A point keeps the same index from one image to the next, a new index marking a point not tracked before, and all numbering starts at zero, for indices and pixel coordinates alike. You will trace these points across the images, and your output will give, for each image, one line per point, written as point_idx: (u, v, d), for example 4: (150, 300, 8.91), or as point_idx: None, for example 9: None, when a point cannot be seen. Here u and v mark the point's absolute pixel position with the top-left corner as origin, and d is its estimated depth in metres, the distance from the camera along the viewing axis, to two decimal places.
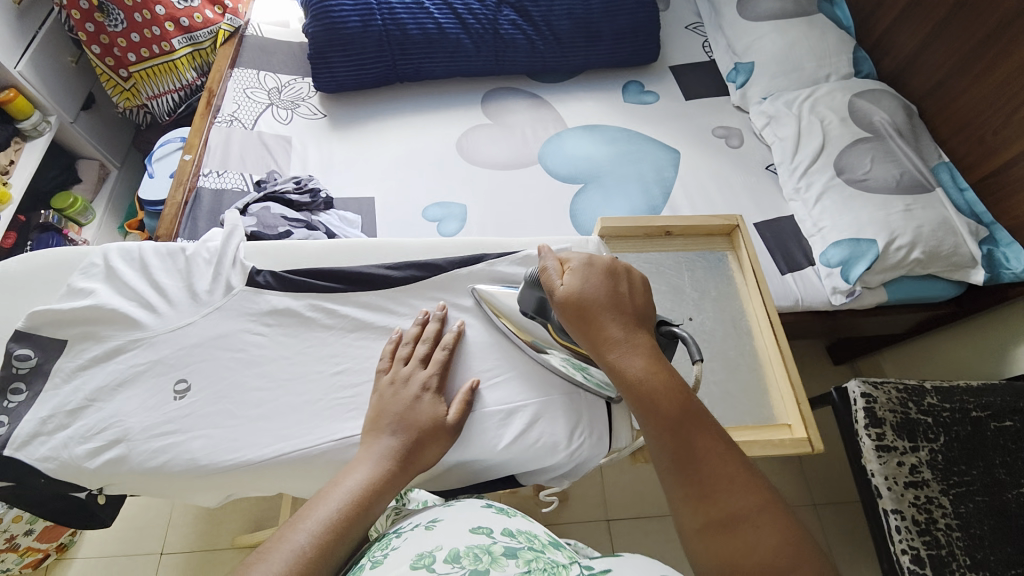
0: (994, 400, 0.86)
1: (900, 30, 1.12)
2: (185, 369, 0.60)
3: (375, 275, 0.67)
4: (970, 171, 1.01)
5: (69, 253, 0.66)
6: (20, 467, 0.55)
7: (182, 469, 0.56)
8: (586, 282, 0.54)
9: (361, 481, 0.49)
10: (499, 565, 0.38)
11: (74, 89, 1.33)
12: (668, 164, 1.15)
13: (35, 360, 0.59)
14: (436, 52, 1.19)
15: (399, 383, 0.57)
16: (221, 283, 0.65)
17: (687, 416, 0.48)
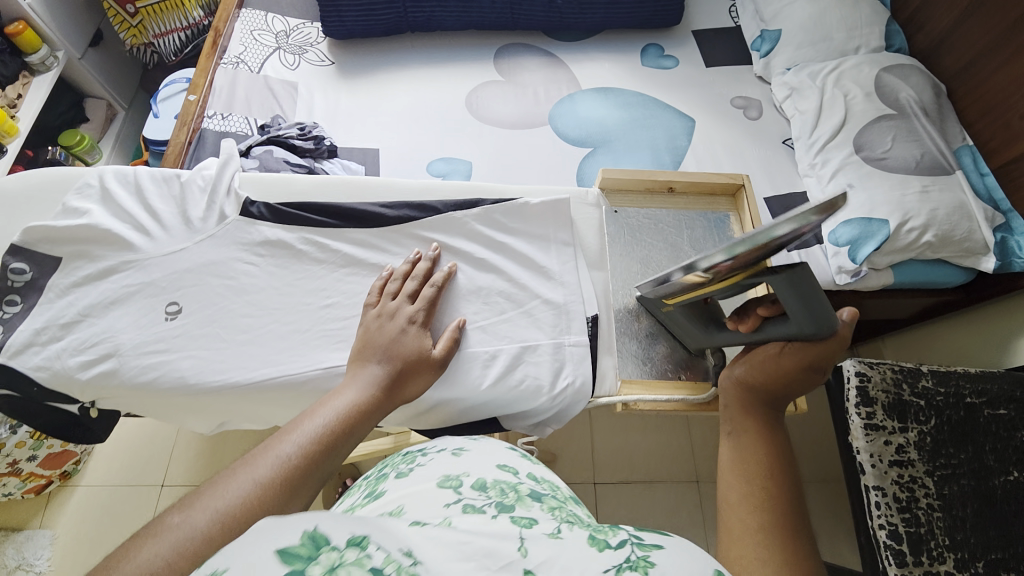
0: (990, 387, 0.86)
1: (937, 2, 1.06)
2: (176, 292, 0.61)
3: (370, 214, 0.67)
4: (993, 155, 0.97)
5: (64, 172, 0.66)
6: (14, 375, 0.57)
7: (171, 386, 0.57)
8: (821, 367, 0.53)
9: (347, 403, 0.48)
10: (524, 505, 0.35)
11: (82, 24, 1.31)
12: (681, 133, 1.12)
13: (29, 274, 0.60)
14: (449, 2, 1.14)
15: (386, 316, 0.57)
16: (215, 211, 0.65)
17: (774, 465, 0.48)
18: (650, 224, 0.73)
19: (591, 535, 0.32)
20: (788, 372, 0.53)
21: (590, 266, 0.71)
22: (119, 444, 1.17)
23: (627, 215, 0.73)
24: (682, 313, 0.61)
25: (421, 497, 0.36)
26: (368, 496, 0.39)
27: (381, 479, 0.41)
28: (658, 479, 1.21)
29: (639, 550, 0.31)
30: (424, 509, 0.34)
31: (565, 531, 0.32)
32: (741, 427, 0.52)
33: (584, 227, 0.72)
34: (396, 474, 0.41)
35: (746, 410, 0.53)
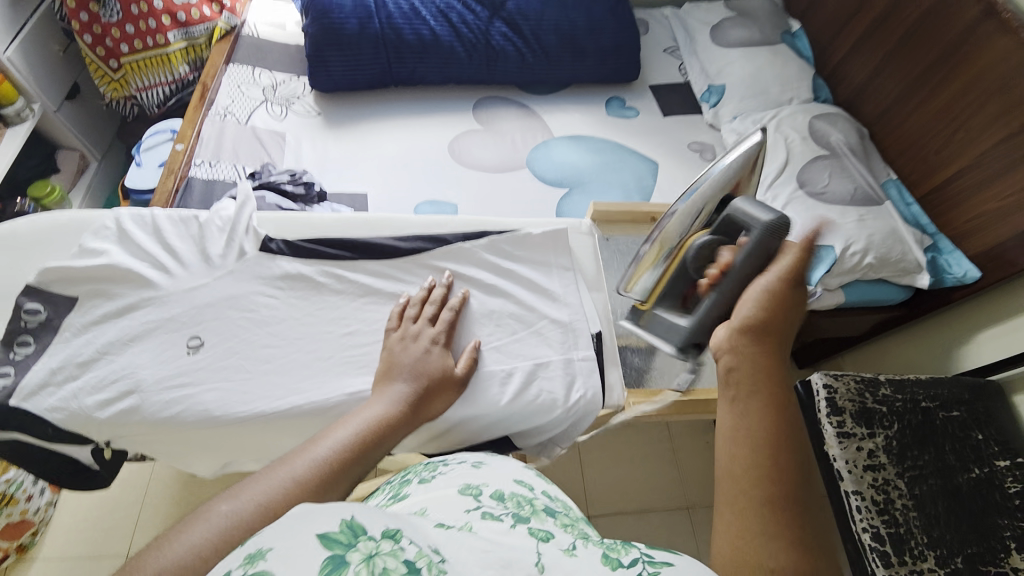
0: (942, 391, 0.94)
1: (853, 60, 1.25)
2: (197, 326, 0.64)
3: (385, 247, 0.71)
4: (916, 187, 1.11)
5: (77, 215, 0.69)
6: (32, 417, 0.58)
7: (195, 419, 0.59)
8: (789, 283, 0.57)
9: (372, 419, 0.52)
10: (539, 518, 0.38)
11: (60, 78, 1.32)
12: (647, 173, 1.23)
13: (44, 314, 0.63)
14: (429, 58, 1.22)
15: (408, 339, 0.62)
16: (233, 249, 0.69)
17: (776, 430, 0.48)
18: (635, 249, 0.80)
19: (604, 554, 0.35)
20: (766, 310, 0.55)
21: (590, 288, 0.76)
22: (82, 510, 1.08)
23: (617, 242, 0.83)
24: (667, 305, 0.71)
25: (445, 502, 0.40)
26: (394, 497, 0.44)
27: (404, 483, 0.46)
28: (651, 507, 1.22)
29: (649, 566, 0.34)
30: (449, 514, 0.38)
31: (580, 548, 0.36)
32: (760, 395, 0.49)
33: (581, 254, 0.78)
34: (418, 479, 0.46)
35: (763, 379, 0.50)
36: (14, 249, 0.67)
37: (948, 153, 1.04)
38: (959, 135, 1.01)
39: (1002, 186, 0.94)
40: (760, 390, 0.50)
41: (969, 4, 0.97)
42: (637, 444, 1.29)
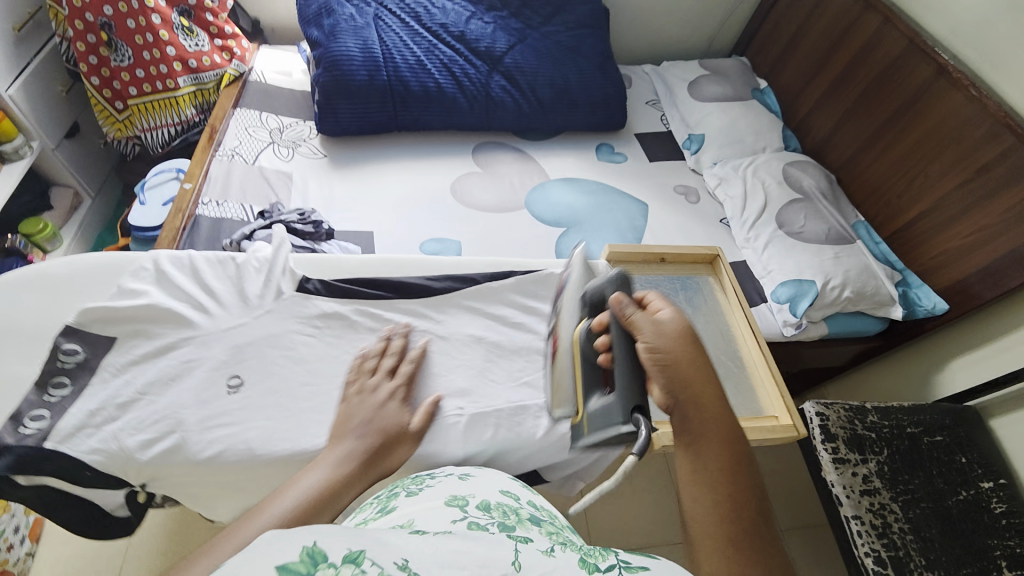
0: (925, 417, 1.01)
1: (817, 115, 1.38)
2: (238, 366, 0.64)
3: (417, 286, 0.74)
4: (882, 228, 1.22)
5: (116, 256, 0.70)
6: (65, 460, 0.57)
7: (238, 459, 0.59)
8: (669, 329, 0.56)
9: (319, 481, 0.54)
10: (523, 526, 0.42)
11: (61, 118, 1.32)
12: (637, 214, 1.30)
13: (82, 355, 0.63)
14: (433, 106, 1.29)
15: (366, 393, 0.62)
16: (272, 288, 0.71)
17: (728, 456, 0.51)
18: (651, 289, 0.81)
19: (582, 558, 0.36)
20: (676, 353, 0.55)
21: None
22: (57, 565, 1.01)
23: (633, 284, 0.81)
24: (594, 396, 0.60)
25: (432, 513, 0.43)
26: (382, 510, 0.46)
27: (392, 497, 0.49)
28: (657, 544, 1.21)
29: (624, 570, 0.35)
30: (437, 522, 0.41)
31: (559, 550, 0.37)
32: (706, 449, 0.51)
33: None
34: (405, 492, 0.49)
35: (703, 410, 0.53)
36: (49, 287, 0.67)
37: (909, 197, 1.15)
38: (918, 182, 1.13)
39: (963, 226, 1.04)
40: (705, 444, 0.51)
41: (919, 66, 1.12)
42: (639, 479, 1.30)
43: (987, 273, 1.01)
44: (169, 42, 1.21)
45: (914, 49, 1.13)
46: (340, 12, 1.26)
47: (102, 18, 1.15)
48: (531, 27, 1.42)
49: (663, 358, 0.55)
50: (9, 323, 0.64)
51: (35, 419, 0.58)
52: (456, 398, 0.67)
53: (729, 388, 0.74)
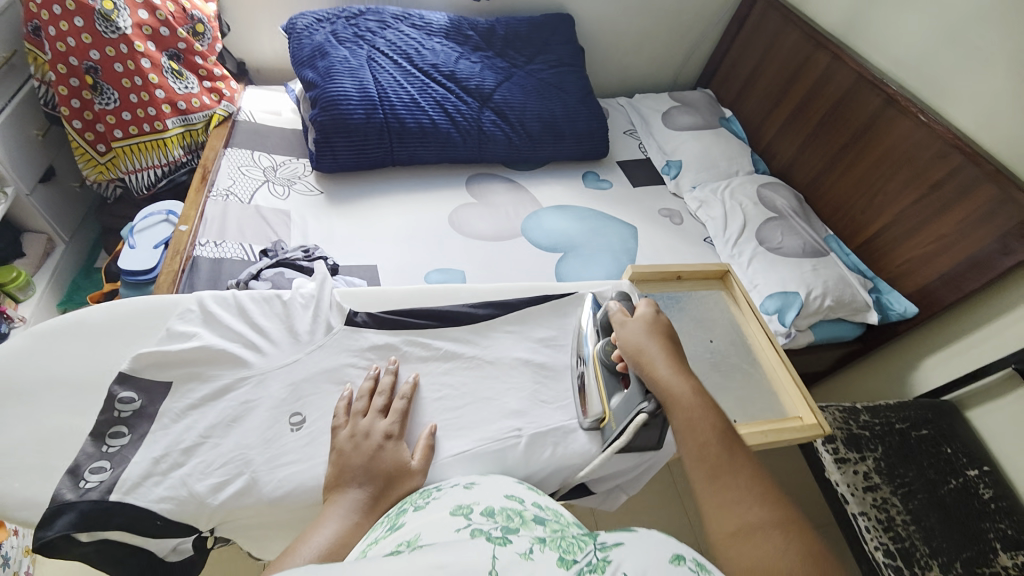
0: (909, 413, 1.09)
1: (781, 140, 1.51)
2: (298, 403, 0.64)
3: (461, 313, 0.76)
4: (850, 240, 1.33)
5: (159, 300, 0.69)
6: (132, 512, 0.54)
7: (311, 495, 0.58)
8: (644, 330, 0.64)
9: (329, 536, 0.51)
10: (527, 526, 0.42)
11: (36, 162, 1.26)
12: (628, 237, 1.35)
13: (138, 402, 0.61)
14: (428, 142, 1.32)
15: (359, 436, 0.60)
16: (321, 324, 0.71)
17: (719, 445, 0.53)
18: (673, 305, 0.86)
19: (560, 555, 0.35)
20: (640, 340, 0.63)
21: None
22: None
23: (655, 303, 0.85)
24: (615, 395, 0.65)
25: (437, 524, 0.43)
26: (390, 528, 0.47)
27: (400, 514, 0.49)
28: None
29: (599, 552, 0.35)
30: (441, 534, 0.41)
31: (537, 551, 0.36)
32: (679, 412, 0.56)
33: None
34: (414, 507, 0.49)
35: (684, 404, 0.56)
36: (92, 336, 0.66)
37: (872, 213, 1.26)
38: (879, 198, 1.25)
39: (924, 236, 1.15)
40: (676, 407, 0.56)
41: (870, 97, 1.25)
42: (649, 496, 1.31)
43: (947, 279, 1.11)
44: (159, 85, 1.19)
45: (863, 81, 1.27)
46: (334, 54, 1.29)
47: (87, 62, 1.13)
48: (516, 65, 1.50)
49: (635, 346, 0.63)
50: (54, 375, 0.62)
51: (95, 471, 0.56)
52: (510, 423, 0.67)
53: (754, 394, 0.79)
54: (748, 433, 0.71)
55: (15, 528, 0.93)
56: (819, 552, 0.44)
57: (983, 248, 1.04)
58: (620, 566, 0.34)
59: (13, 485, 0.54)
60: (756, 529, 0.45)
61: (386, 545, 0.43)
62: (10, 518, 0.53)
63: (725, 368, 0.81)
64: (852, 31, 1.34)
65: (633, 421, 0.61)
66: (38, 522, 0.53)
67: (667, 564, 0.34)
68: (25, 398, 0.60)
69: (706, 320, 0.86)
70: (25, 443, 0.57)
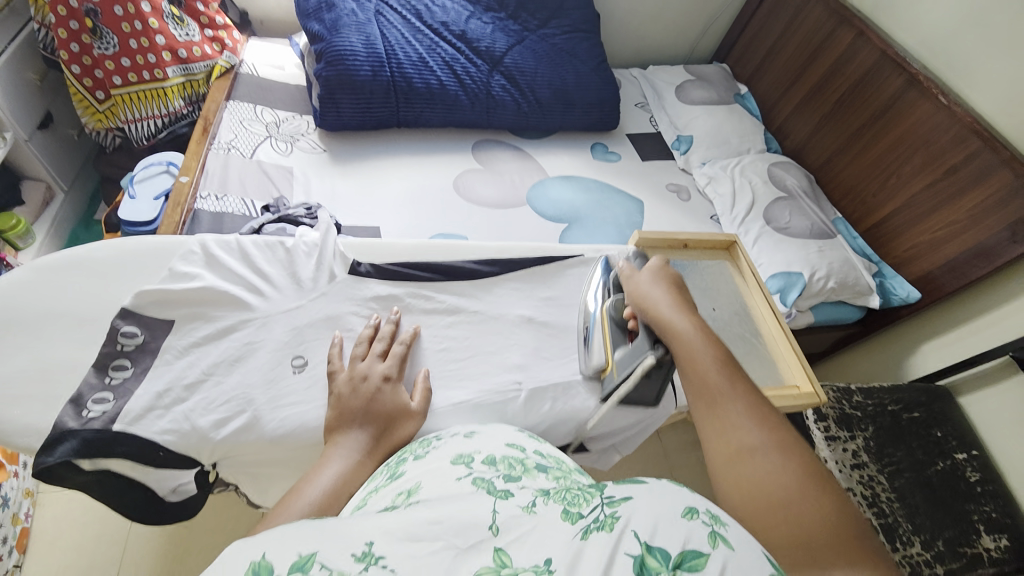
0: (903, 396, 1.10)
1: (795, 119, 1.48)
2: (300, 347, 0.65)
3: (464, 270, 0.75)
4: (857, 223, 1.32)
5: (161, 240, 0.68)
6: (135, 442, 0.55)
7: (312, 436, 0.59)
8: (651, 278, 0.65)
9: (334, 475, 0.51)
10: (530, 475, 0.43)
11: (32, 107, 1.23)
12: (635, 210, 1.32)
13: (141, 337, 0.61)
14: (436, 103, 1.29)
15: (358, 379, 0.60)
16: (325, 271, 0.71)
17: (722, 373, 0.53)
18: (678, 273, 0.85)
19: (565, 509, 0.36)
20: (647, 289, 0.63)
21: None
22: None
23: None
24: (620, 347, 0.66)
25: (437, 473, 0.44)
26: (391, 476, 0.47)
27: (400, 463, 0.50)
28: None
29: (606, 507, 0.34)
30: (442, 483, 0.42)
31: (541, 504, 0.37)
32: (680, 345, 0.57)
33: None
34: (414, 456, 0.50)
35: (683, 341, 0.57)
36: (96, 275, 0.66)
37: (885, 194, 1.24)
38: (892, 180, 1.23)
39: (933, 222, 1.14)
40: (677, 343, 0.57)
41: (891, 78, 1.22)
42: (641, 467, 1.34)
43: (953, 266, 1.11)
44: (159, 30, 1.15)
45: (887, 60, 1.23)
46: (341, 6, 1.25)
47: (87, 5, 1.09)
48: (529, 28, 1.45)
49: (642, 295, 0.63)
50: (59, 309, 0.62)
51: (99, 402, 0.57)
52: (509, 379, 0.67)
53: (754, 362, 0.79)
54: None
55: (14, 469, 0.95)
56: (817, 468, 0.44)
57: (993, 235, 1.04)
58: (629, 521, 0.33)
59: (16, 413, 0.55)
60: (754, 450, 0.46)
61: (385, 496, 0.44)
62: (13, 445, 0.54)
63: (728, 337, 0.81)
64: (877, 6, 1.30)
65: (637, 367, 0.61)
66: (42, 448, 0.53)
67: (678, 517, 0.33)
68: (29, 330, 0.60)
69: (710, 290, 0.85)
70: (29, 374, 0.58)
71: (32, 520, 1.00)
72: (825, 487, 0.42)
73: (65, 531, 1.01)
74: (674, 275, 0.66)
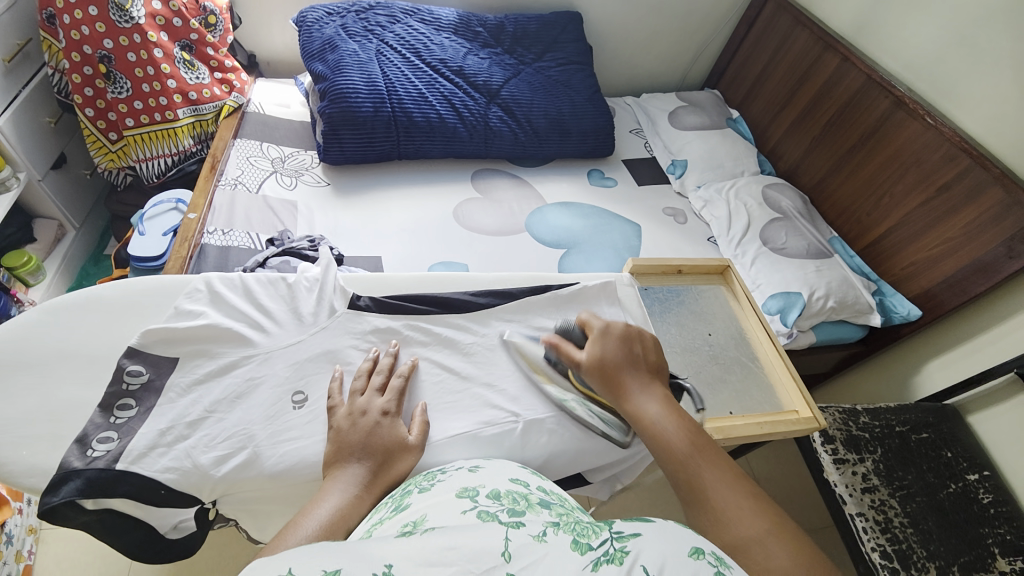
0: (909, 416, 1.10)
1: (787, 142, 1.51)
2: (301, 382, 0.66)
3: (462, 301, 0.77)
4: (855, 242, 1.33)
5: (170, 280, 0.71)
6: (137, 480, 0.55)
7: (311, 471, 0.59)
8: (605, 348, 0.68)
9: (330, 509, 0.51)
10: (533, 510, 0.43)
11: (47, 148, 1.28)
12: (632, 235, 1.34)
13: (146, 376, 0.63)
14: (435, 136, 1.33)
15: (357, 413, 0.61)
16: (325, 306, 0.73)
17: (699, 459, 0.56)
18: (673, 298, 0.87)
19: (575, 538, 0.36)
20: (611, 362, 0.67)
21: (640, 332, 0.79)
22: None
23: (655, 295, 0.86)
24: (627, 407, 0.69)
25: (442, 506, 0.44)
26: (396, 508, 0.47)
27: (405, 495, 0.50)
28: None
29: (616, 542, 0.35)
30: (445, 516, 0.42)
31: (551, 534, 0.36)
32: (652, 434, 0.59)
33: (629, 304, 0.82)
34: (419, 488, 0.50)
35: (657, 431, 0.59)
36: (105, 314, 0.67)
37: (877, 215, 1.27)
38: (885, 200, 1.25)
39: (931, 239, 1.15)
40: (648, 430, 0.60)
41: (878, 99, 1.25)
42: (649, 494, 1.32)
43: (952, 283, 1.11)
44: (171, 75, 1.21)
45: (873, 84, 1.26)
46: (344, 47, 1.31)
47: (101, 51, 1.14)
48: (524, 62, 1.50)
49: (600, 364, 0.67)
50: (68, 349, 0.64)
51: (103, 441, 0.58)
52: (506, 409, 0.68)
53: (752, 387, 0.79)
54: (743, 424, 0.72)
55: (18, 507, 0.95)
56: (805, 550, 0.47)
57: (990, 252, 1.04)
58: (638, 557, 0.34)
59: (23, 453, 0.56)
60: (748, 542, 0.47)
61: (391, 526, 0.44)
62: (18, 485, 0.55)
63: (725, 361, 0.82)
64: (862, 34, 1.34)
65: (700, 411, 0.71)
66: (46, 488, 0.54)
67: (685, 557, 0.35)
68: (39, 370, 0.62)
69: (706, 315, 0.86)
70: (37, 414, 0.59)
71: (33, 560, 1.00)
72: (818, 573, 0.45)
73: (66, 569, 1.00)
74: (620, 328, 0.71)
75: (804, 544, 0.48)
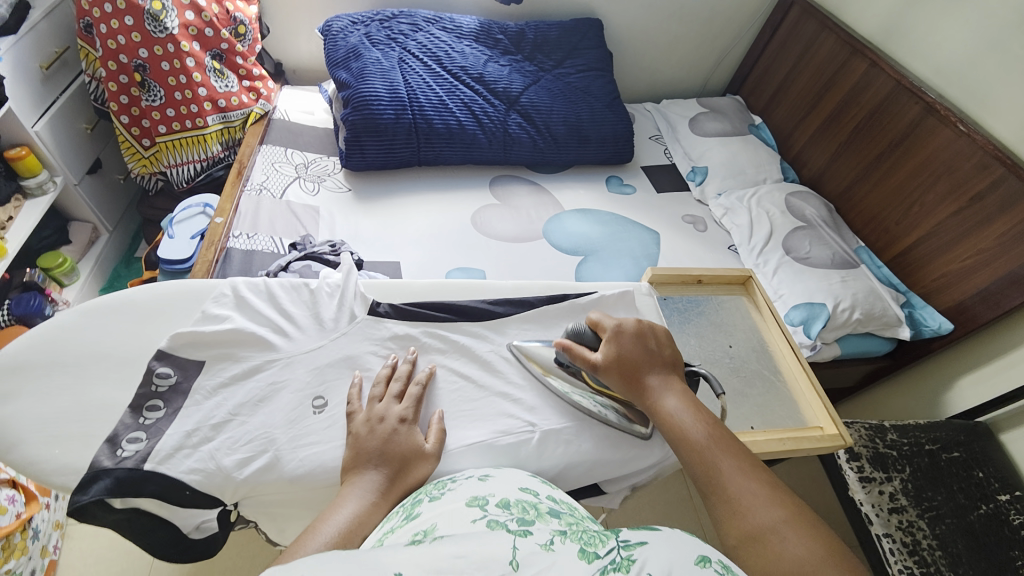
0: (940, 434, 1.06)
1: (811, 150, 1.48)
2: (321, 387, 0.67)
3: (480, 309, 0.77)
4: (882, 253, 1.29)
5: (196, 284, 0.73)
6: (163, 480, 0.57)
7: (329, 476, 0.60)
8: (621, 346, 0.68)
9: (348, 516, 0.52)
10: (543, 519, 0.43)
11: (83, 154, 1.33)
12: (651, 242, 1.32)
13: (174, 378, 0.65)
14: (454, 142, 1.34)
15: (375, 420, 0.61)
16: (345, 312, 0.74)
17: (716, 450, 0.58)
18: (693, 309, 0.86)
19: (582, 548, 0.36)
20: (628, 359, 0.66)
21: None
22: None
23: (675, 305, 0.85)
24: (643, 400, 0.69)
25: (453, 515, 0.44)
26: (407, 518, 0.48)
27: (415, 504, 0.50)
28: None
29: (622, 550, 0.35)
30: (457, 525, 0.42)
31: (559, 543, 0.36)
32: (670, 426, 0.61)
33: (648, 315, 0.81)
34: (429, 498, 0.50)
35: (676, 425, 0.61)
36: (135, 317, 0.70)
37: (907, 224, 1.23)
38: (915, 209, 1.21)
39: (961, 251, 1.11)
40: (667, 423, 0.61)
41: (908, 105, 1.21)
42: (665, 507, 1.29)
43: (986, 296, 1.07)
44: (201, 83, 1.25)
45: (902, 89, 1.23)
46: (367, 56, 1.33)
47: (136, 60, 1.19)
48: (544, 69, 1.51)
49: (618, 363, 0.66)
50: (100, 350, 0.66)
51: (132, 441, 0.60)
52: (522, 419, 0.67)
53: (774, 402, 0.77)
54: (765, 440, 0.70)
55: (47, 501, 0.99)
56: (821, 535, 0.50)
57: None
58: (644, 565, 0.34)
59: (56, 451, 0.58)
60: (766, 530, 0.50)
61: (402, 534, 0.44)
62: (50, 482, 0.57)
63: (746, 374, 0.80)
64: (890, 40, 1.31)
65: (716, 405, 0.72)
66: (78, 486, 0.56)
67: (691, 564, 0.35)
68: (71, 369, 0.64)
69: (726, 326, 0.85)
70: (69, 413, 0.61)
71: (60, 553, 1.03)
72: (832, 555, 0.48)
73: (91, 562, 1.04)
74: (633, 325, 0.70)
75: (818, 529, 0.50)
